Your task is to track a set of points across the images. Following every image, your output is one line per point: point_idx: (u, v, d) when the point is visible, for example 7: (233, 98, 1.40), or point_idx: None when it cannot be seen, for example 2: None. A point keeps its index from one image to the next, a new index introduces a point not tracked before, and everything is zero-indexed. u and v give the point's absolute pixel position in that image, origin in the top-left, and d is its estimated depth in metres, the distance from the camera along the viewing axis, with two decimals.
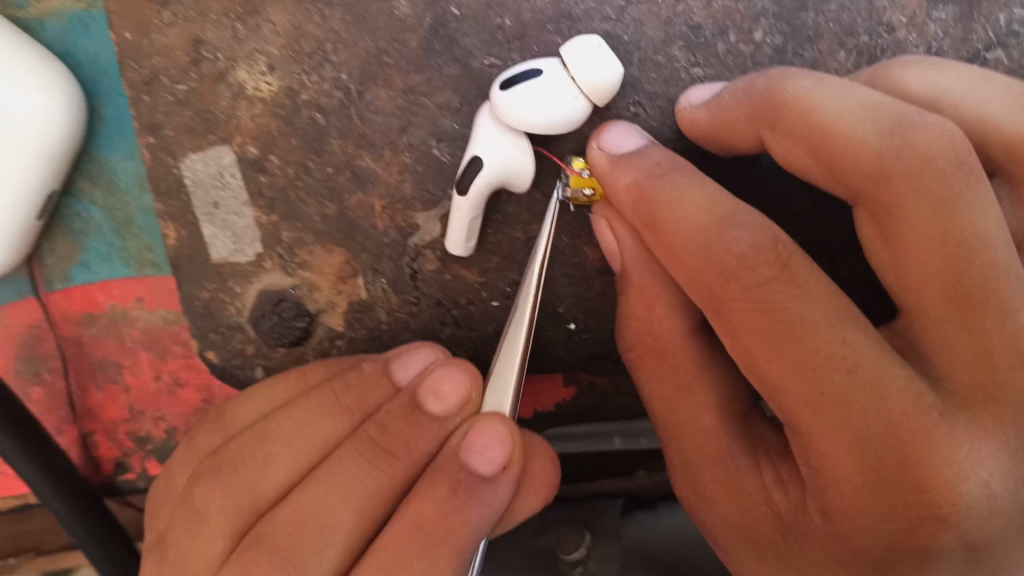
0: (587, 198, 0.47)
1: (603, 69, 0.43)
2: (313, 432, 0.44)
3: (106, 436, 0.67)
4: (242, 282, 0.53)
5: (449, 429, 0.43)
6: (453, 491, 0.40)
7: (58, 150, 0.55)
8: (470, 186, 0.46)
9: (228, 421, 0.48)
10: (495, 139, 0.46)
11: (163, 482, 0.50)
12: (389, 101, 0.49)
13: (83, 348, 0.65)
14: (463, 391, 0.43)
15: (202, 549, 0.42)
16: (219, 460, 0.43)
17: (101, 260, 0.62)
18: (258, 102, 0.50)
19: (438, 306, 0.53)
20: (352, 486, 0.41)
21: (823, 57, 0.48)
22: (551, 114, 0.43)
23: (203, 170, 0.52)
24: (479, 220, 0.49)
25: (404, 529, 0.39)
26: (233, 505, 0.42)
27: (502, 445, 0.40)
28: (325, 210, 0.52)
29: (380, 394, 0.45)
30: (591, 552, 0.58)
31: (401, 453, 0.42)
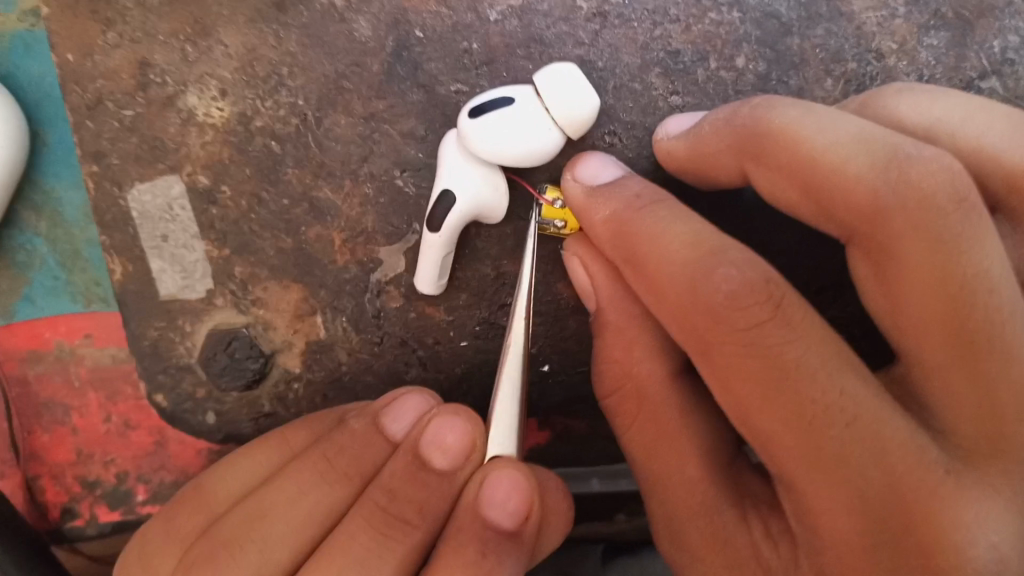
0: (557, 229, 0.44)
1: (578, 97, 0.40)
2: (312, 504, 0.41)
3: (52, 481, 0.62)
4: (192, 320, 0.50)
5: (458, 483, 0.40)
6: (482, 553, 0.37)
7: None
8: (443, 222, 0.43)
9: (207, 493, 0.45)
10: (465, 172, 0.42)
11: (129, 554, 0.44)
12: (349, 129, 0.46)
13: (27, 388, 0.61)
14: (467, 438, 0.40)
15: None
16: (212, 545, 0.39)
17: (46, 295, 0.59)
18: (209, 129, 0.47)
19: (403, 346, 0.49)
20: (366, 562, 0.38)
21: (811, 84, 0.46)
22: (519, 149, 0.40)
23: (151, 202, 0.48)
24: (451, 257, 0.45)
25: None
26: None
27: (522, 495, 0.38)
28: (281, 244, 0.48)
29: (374, 454, 0.42)
30: None
31: (415, 517, 0.39)
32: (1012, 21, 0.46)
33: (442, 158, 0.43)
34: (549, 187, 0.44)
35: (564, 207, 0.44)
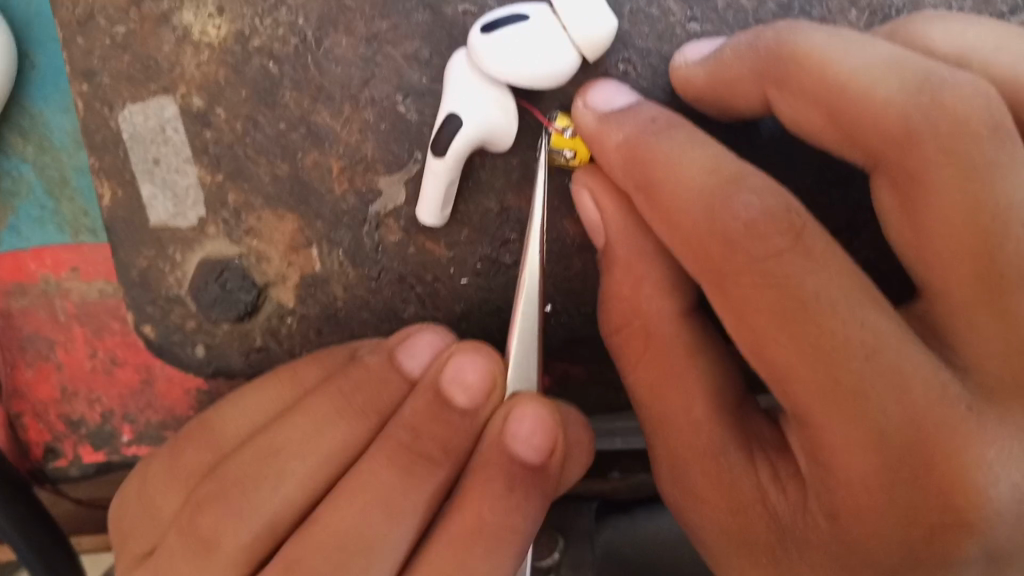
0: (566, 161, 0.42)
1: (598, 21, 0.39)
2: (330, 440, 0.39)
3: (35, 419, 0.61)
4: (182, 249, 0.48)
5: (482, 420, 0.39)
6: (509, 488, 0.37)
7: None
8: (448, 147, 0.41)
9: (217, 430, 0.44)
10: (475, 94, 0.41)
11: (135, 489, 0.44)
12: (350, 50, 0.44)
13: (11, 321, 0.59)
14: (488, 376, 0.39)
15: None
16: (222, 483, 0.38)
17: (32, 224, 0.57)
18: (205, 48, 0.45)
19: (400, 282, 0.48)
20: (390, 498, 0.37)
21: (835, 15, 0.43)
22: (535, 69, 0.39)
23: (142, 123, 0.46)
24: (455, 186, 0.44)
25: (460, 536, 0.36)
26: (249, 531, 0.37)
27: (547, 432, 0.37)
28: (276, 171, 0.47)
29: (393, 392, 0.41)
30: (563, 558, 0.59)
31: (439, 454, 0.38)
32: None
33: (448, 79, 0.42)
34: (559, 116, 0.43)
35: (574, 136, 0.42)
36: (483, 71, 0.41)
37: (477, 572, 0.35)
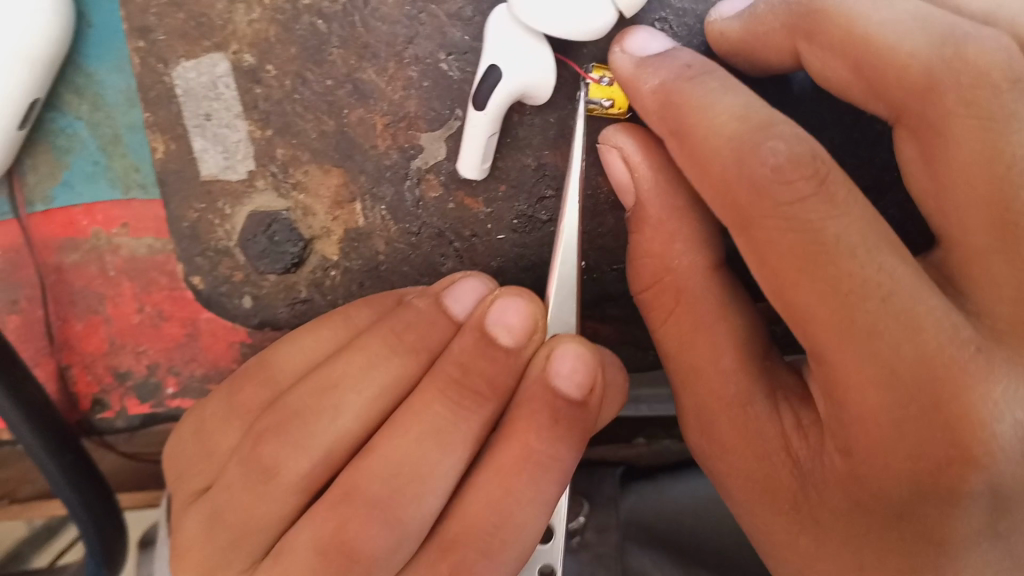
0: (603, 109, 0.44)
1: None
2: (384, 376, 0.42)
3: (84, 371, 0.64)
4: (232, 203, 0.50)
5: (525, 360, 0.41)
6: (553, 420, 0.39)
7: (36, 49, 0.52)
8: (488, 100, 0.43)
9: (274, 368, 0.46)
10: (516, 46, 0.42)
11: (192, 426, 0.47)
12: (396, 8, 0.46)
13: (62, 275, 0.61)
14: (530, 317, 0.40)
15: (273, 508, 0.40)
16: (281, 415, 0.41)
17: (85, 180, 0.59)
18: (256, 6, 0.47)
19: (439, 237, 0.50)
20: (440, 428, 0.39)
21: None
22: (575, 23, 0.40)
23: (195, 80, 0.48)
24: (495, 139, 0.46)
25: (508, 461, 0.39)
26: (309, 459, 0.40)
27: (586, 369, 0.39)
28: (323, 126, 0.48)
29: (440, 333, 0.43)
30: (589, 521, 0.61)
31: (486, 391, 0.40)
32: None
33: (488, 32, 0.43)
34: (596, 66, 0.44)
35: (611, 86, 0.43)
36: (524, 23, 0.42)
37: (522, 495, 0.39)
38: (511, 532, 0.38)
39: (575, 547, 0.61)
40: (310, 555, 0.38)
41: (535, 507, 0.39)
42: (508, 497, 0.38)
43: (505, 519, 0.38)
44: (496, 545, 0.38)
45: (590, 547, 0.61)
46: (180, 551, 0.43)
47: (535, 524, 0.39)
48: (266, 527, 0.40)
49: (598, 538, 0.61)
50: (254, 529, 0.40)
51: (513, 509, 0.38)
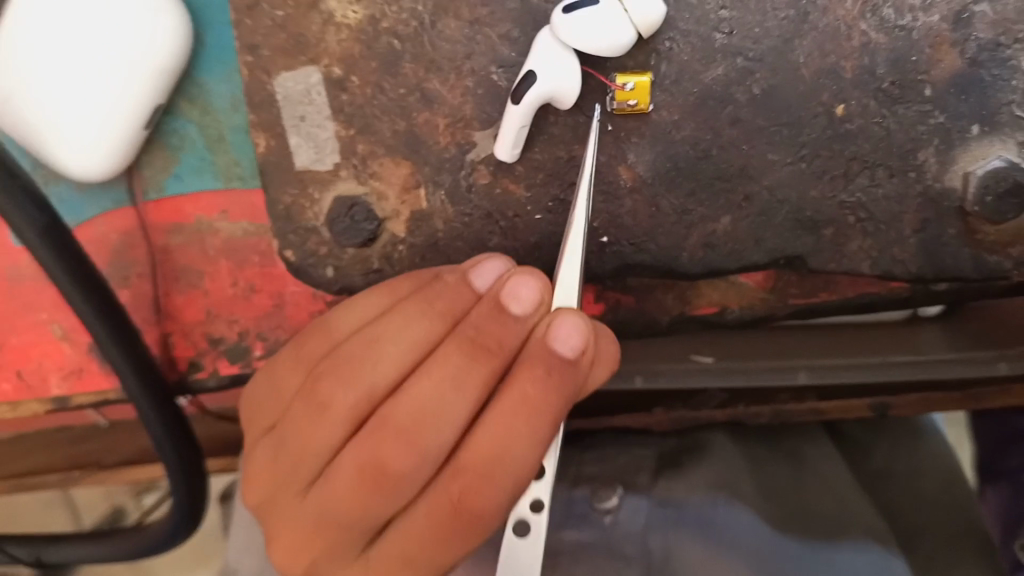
0: (630, 108, 0.55)
1: (651, 9, 0.51)
2: (417, 333, 0.51)
3: (182, 337, 0.75)
4: (320, 189, 0.61)
5: (530, 326, 0.50)
6: (548, 373, 0.49)
7: (154, 59, 0.64)
8: (524, 96, 0.53)
9: (332, 327, 0.56)
10: (551, 55, 0.53)
11: (266, 375, 0.57)
12: (457, 31, 0.58)
13: (168, 255, 0.74)
14: (538, 294, 0.50)
15: (323, 435, 0.50)
16: (336, 362, 0.51)
17: (192, 172, 0.72)
18: (345, 28, 0.58)
19: (487, 217, 0.61)
20: (457, 375, 0.49)
21: (833, 5, 0.53)
22: (604, 40, 0.51)
23: (293, 88, 0.59)
24: (525, 132, 0.56)
25: (512, 402, 0.48)
26: (353, 398, 0.50)
27: (580, 335, 0.50)
28: (396, 126, 0.60)
29: (463, 302, 0.52)
30: (622, 502, 0.70)
31: (496, 348, 0.50)
32: None
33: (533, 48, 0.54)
34: (618, 75, 0.54)
35: (634, 91, 0.54)
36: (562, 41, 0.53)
37: (521, 432, 0.48)
38: (511, 461, 0.48)
39: (608, 524, 0.69)
40: (352, 471, 0.48)
41: (531, 443, 0.48)
42: (509, 434, 0.47)
43: (506, 450, 0.47)
44: (498, 471, 0.48)
45: (621, 525, 0.69)
46: (254, 475, 0.54)
47: (530, 458, 0.48)
48: (316, 452, 0.50)
49: (630, 515, 0.69)
50: (308, 453, 0.51)
51: (513, 444, 0.48)
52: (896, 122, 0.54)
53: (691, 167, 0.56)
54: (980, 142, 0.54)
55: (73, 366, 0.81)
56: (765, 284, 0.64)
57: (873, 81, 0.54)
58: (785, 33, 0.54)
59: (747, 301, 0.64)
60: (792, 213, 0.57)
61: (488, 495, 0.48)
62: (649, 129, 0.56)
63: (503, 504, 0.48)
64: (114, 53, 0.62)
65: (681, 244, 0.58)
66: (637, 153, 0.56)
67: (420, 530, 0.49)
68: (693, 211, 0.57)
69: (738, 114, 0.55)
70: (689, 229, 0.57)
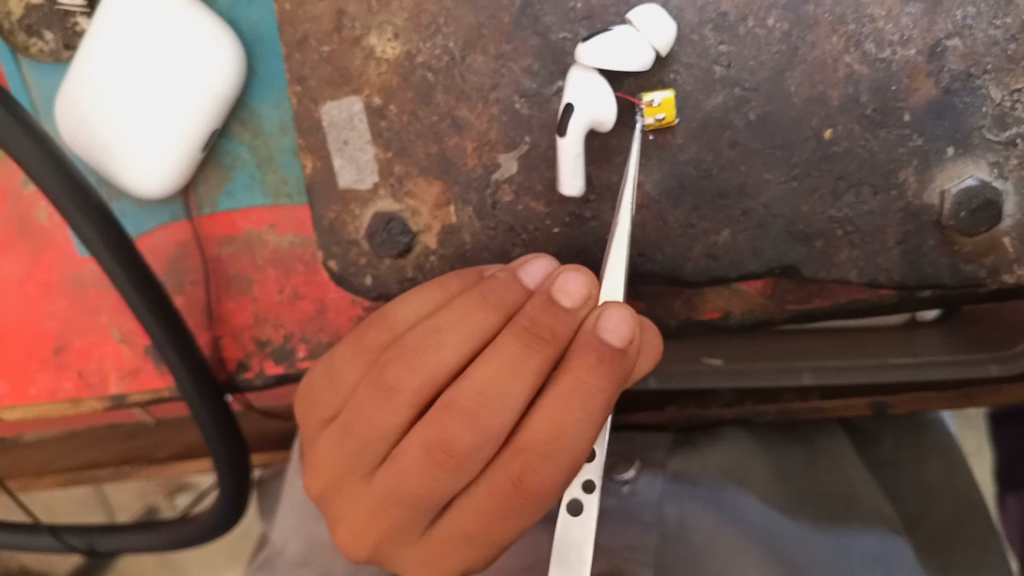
0: (659, 122, 0.60)
1: (663, 27, 0.58)
2: (474, 323, 0.57)
3: (232, 339, 0.82)
4: (361, 206, 0.68)
5: (580, 318, 0.54)
6: (599, 360, 0.53)
7: (209, 88, 0.71)
8: (568, 127, 0.59)
9: (392, 320, 0.63)
10: (584, 87, 0.59)
11: (331, 366, 0.64)
12: (484, 64, 0.64)
13: (220, 264, 0.81)
14: (586, 288, 0.54)
15: (391, 414, 0.58)
16: (402, 350, 0.58)
17: (244, 190, 0.79)
18: (385, 62, 0.65)
19: (510, 231, 0.67)
20: (514, 362, 0.54)
21: (820, 40, 0.59)
22: (627, 51, 0.56)
23: (338, 115, 0.67)
24: (582, 160, 0.61)
25: (567, 388, 0.53)
26: (420, 382, 0.57)
27: (628, 325, 0.53)
28: (429, 149, 0.66)
29: (516, 294, 0.58)
30: (638, 473, 0.77)
31: (551, 336, 0.54)
32: None
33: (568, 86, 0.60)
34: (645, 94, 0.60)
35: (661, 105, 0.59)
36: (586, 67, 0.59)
37: (575, 416, 0.53)
38: (565, 444, 0.53)
39: (626, 492, 0.77)
40: (419, 451, 0.55)
41: (586, 424, 0.53)
42: (565, 418, 0.53)
43: (562, 433, 0.53)
44: (554, 453, 0.53)
45: (639, 494, 0.76)
46: (319, 461, 0.62)
47: (585, 439, 0.53)
48: (387, 431, 0.58)
49: (646, 487, 0.76)
50: (378, 433, 0.58)
51: (567, 427, 0.53)
52: (878, 144, 0.61)
53: (694, 185, 0.62)
54: (955, 163, 0.60)
55: (132, 367, 0.88)
56: (763, 291, 0.70)
57: (857, 108, 0.60)
58: (778, 64, 0.60)
59: (748, 305, 0.71)
60: (786, 227, 0.63)
61: (545, 473, 0.54)
62: (654, 151, 0.62)
63: (560, 483, 0.54)
64: (174, 84, 0.69)
65: (686, 254, 0.64)
66: (646, 173, 0.63)
67: (483, 501, 0.56)
68: (697, 224, 0.63)
69: (735, 137, 0.61)
70: (693, 241, 0.64)
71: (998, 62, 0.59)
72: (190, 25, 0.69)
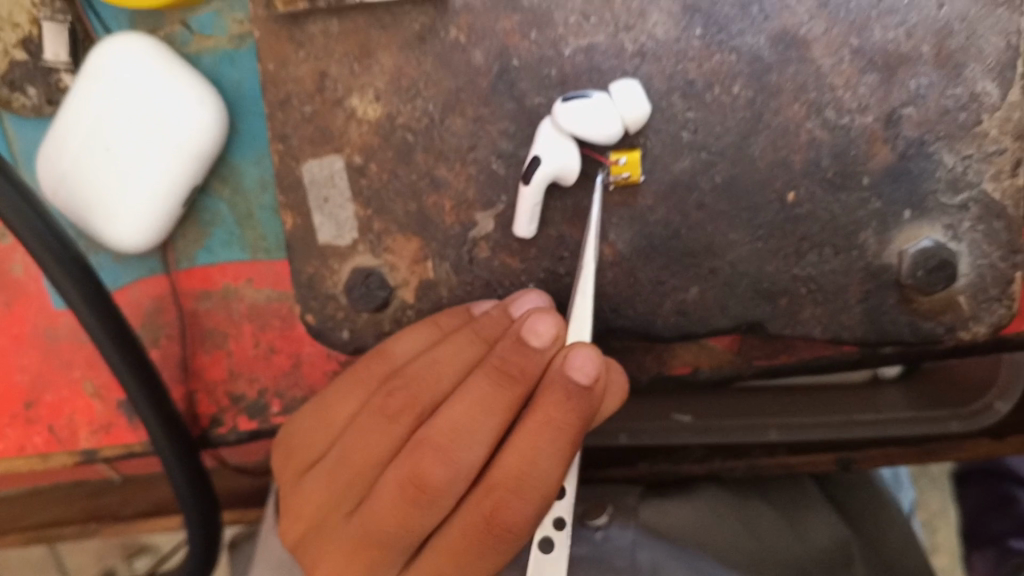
0: (625, 180, 0.64)
1: (637, 105, 0.62)
2: (466, 356, 0.63)
3: (207, 394, 0.82)
4: (340, 261, 0.69)
5: (548, 357, 0.58)
6: (567, 397, 0.56)
7: (188, 144, 0.72)
8: (532, 176, 0.63)
9: (388, 354, 0.66)
10: (553, 143, 0.62)
11: (330, 398, 0.69)
12: (463, 127, 0.67)
13: (197, 319, 0.82)
14: (554, 329, 0.58)
15: (386, 442, 0.62)
16: (400, 381, 0.63)
17: (222, 245, 0.81)
18: (366, 123, 0.67)
19: (486, 286, 0.69)
20: (486, 398, 0.58)
21: (783, 107, 0.63)
22: (596, 127, 0.61)
23: (319, 173, 0.68)
24: (540, 207, 0.65)
25: (536, 424, 0.56)
26: (414, 412, 0.62)
27: (595, 364, 0.56)
28: (408, 207, 0.68)
29: (501, 328, 0.62)
30: (612, 519, 0.74)
31: (520, 374, 0.58)
32: (926, 65, 0.62)
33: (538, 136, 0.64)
34: (613, 153, 0.64)
35: (626, 165, 0.63)
36: (560, 129, 0.62)
37: (544, 450, 0.56)
38: (535, 478, 0.56)
39: (599, 539, 0.72)
40: (395, 486, 0.58)
41: (555, 459, 0.56)
42: (534, 452, 0.56)
43: (531, 467, 0.56)
44: (524, 488, 0.56)
45: (612, 540, 0.72)
46: (309, 495, 0.65)
47: (554, 474, 0.56)
48: (377, 460, 0.62)
49: (618, 535, 0.73)
50: (368, 461, 0.63)
51: (535, 462, 0.56)
52: (840, 207, 0.63)
53: (664, 244, 0.65)
54: (912, 224, 0.63)
55: (104, 421, 0.88)
56: (731, 347, 0.73)
57: (819, 171, 0.63)
58: (743, 130, 0.63)
59: (716, 360, 0.73)
60: (752, 285, 0.65)
61: (515, 510, 0.56)
62: (627, 211, 0.65)
63: (531, 518, 0.56)
64: (153, 141, 0.71)
65: (656, 310, 0.66)
66: (617, 232, 0.65)
67: (458, 538, 0.58)
68: (666, 280, 0.66)
69: (702, 199, 0.64)
70: (664, 297, 0.66)
71: (950, 129, 0.63)
72: (175, 86, 0.71)
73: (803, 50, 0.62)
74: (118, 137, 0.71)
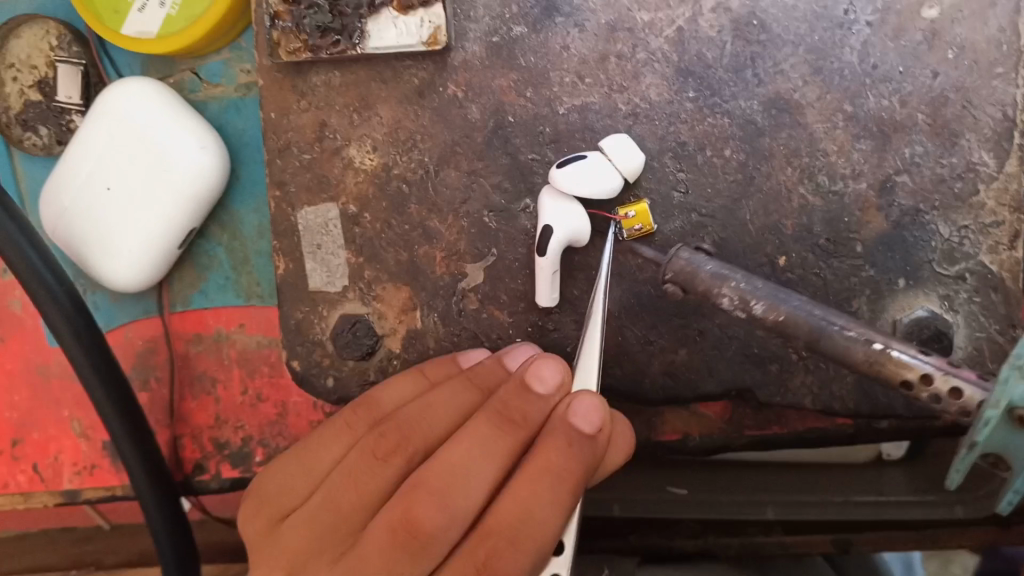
0: (639, 232, 0.63)
1: (630, 154, 0.62)
2: (459, 404, 0.62)
3: (191, 440, 0.82)
4: (329, 307, 0.69)
5: (552, 404, 0.58)
6: (569, 443, 0.55)
7: (188, 187, 0.73)
8: (547, 247, 0.63)
9: (376, 403, 0.64)
10: (558, 210, 0.62)
11: (312, 443, 0.65)
12: (457, 179, 0.67)
13: (187, 362, 0.82)
14: (559, 376, 0.57)
15: (371, 486, 0.59)
16: (387, 425, 0.61)
17: (217, 290, 0.81)
18: (363, 172, 0.68)
19: (474, 339, 0.68)
20: (486, 443, 0.56)
21: (775, 171, 0.63)
22: (597, 184, 0.61)
23: (313, 219, 0.69)
24: (558, 275, 0.64)
25: (536, 469, 0.55)
26: (399, 457, 0.59)
27: (599, 412, 0.56)
28: (399, 256, 0.68)
29: (497, 376, 0.62)
30: None
31: (521, 420, 0.57)
32: (921, 134, 0.62)
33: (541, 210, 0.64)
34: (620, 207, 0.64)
35: (637, 216, 0.63)
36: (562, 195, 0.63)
37: (544, 496, 0.54)
38: (532, 528, 0.53)
39: None
40: (385, 531, 0.55)
41: (553, 508, 0.54)
42: (532, 499, 0.54)
43: (530, 516, 0.53)
44: (521, 537, 0.53)
45: None
46: (280, 547, 0.59)
47: (552, 526, 0.54)
48: (357, 509, 0.59)
49: None
50: (347, 511, 0.59)
51: (532, 511, 0.54)
52: (832, 273, 0.63)
53: (652, 303, 0.65)
54: (906, 294, 0.63)
55: (88, 461, 0.87)
56: (722, 415, 0.72)
57: (811, 237, 0.63)
58: (734, 194, 0.64)
59: (706, 428, 0.72)
60: (742, 349, 0.64)
61: (508, 563, 0.53)
62: (616, 269, 0.65)
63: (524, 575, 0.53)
64: (154, 177, 0.72)
65: (645, 370, 0.65)
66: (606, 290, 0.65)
67: None
68: (655, 341, 0.65)
69: None
70: (652, 358, 0.65)
71: (945, 201, 0.62)
72: (178, 128, 0.72)
73: (796, 115, 0.63)
74: (118, 175, 0.72)
